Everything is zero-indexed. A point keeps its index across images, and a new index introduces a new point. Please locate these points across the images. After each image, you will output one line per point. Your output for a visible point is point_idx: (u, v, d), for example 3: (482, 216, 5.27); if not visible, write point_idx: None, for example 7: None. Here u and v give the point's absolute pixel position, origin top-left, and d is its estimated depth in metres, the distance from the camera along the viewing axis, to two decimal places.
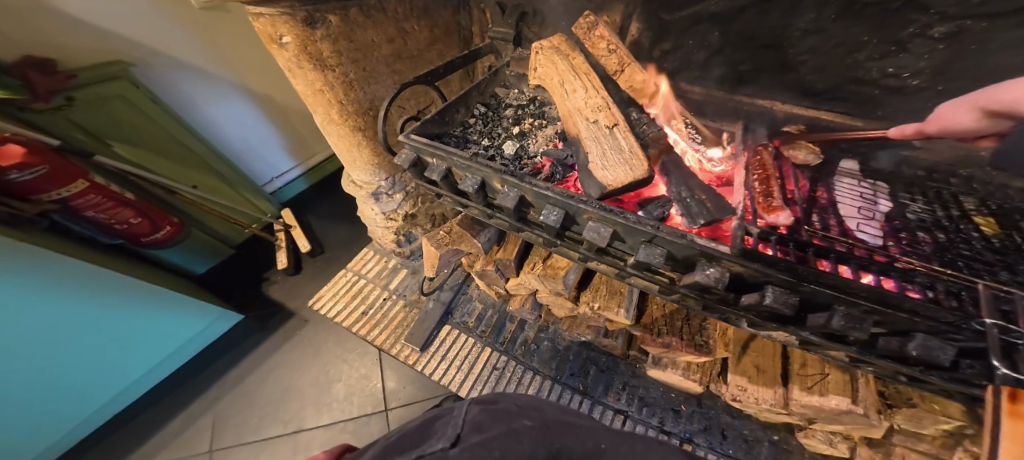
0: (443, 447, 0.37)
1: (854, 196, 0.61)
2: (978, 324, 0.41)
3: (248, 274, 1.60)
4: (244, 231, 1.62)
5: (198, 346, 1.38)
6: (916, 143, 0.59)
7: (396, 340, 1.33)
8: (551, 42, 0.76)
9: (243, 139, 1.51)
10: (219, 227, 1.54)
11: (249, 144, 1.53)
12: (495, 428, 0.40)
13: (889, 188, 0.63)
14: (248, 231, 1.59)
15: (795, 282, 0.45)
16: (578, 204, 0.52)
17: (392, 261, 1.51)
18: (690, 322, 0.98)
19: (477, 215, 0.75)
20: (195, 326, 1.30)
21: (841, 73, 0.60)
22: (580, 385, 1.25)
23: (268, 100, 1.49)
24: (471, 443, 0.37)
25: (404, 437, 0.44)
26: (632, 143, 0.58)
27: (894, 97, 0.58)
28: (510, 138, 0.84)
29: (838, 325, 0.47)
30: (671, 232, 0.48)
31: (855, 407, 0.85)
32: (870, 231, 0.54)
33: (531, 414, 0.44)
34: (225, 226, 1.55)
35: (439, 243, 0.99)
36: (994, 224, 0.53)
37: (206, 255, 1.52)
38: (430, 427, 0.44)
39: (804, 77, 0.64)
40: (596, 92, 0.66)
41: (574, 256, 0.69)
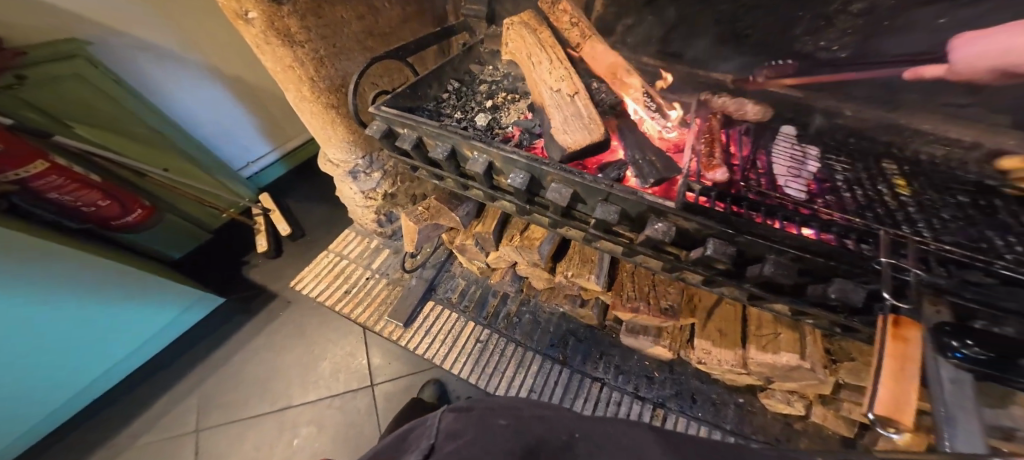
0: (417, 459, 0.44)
1: (788, 157, 0.66)
2: (877, 263, 0.45)
3: (228, 258, 1.59)
4: (220, 216, 1.59)
5: (180, 329, 1.38)
6: (847, 111, 0.65)
7: (380, 316, 1.37)
8: (520, 17, 0.77)
9: (214, 122, 1.47)
10: (194, 211, 1.52)
11: (221, 127, 1.50)
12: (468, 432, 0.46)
13: (819, 151, 0.68)
14: (225, 215, 1.57)
15: (732, 233, 0.49)
16: (541, 165, 0.55)
17: (374, 241, 1.53)
18: (657, 287, 1.05)
19: (451, 186, 0.78)
20: (172, 310, 1.29)
21: (783, 48, 0.65)
22: (560, 355, 1.32)
23: (239, 82, 1.45)
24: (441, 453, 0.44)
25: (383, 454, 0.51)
26: (591, 110, 0.62)
27: (826, 69, 0.63)
28: (483, 111, 0.86)
29: (769, 273, 0.52)
30: (623, 190, 0.51)
31: (804, 363, 0.94)
32: (796, 187, 0.60)
33: (508, 410, 0.49)
34: (201, 211, 1.53)
35: (417, 219, 1.02)
36: (908, 184, 0.59)
37: (181, 239, 1.50)
38: (406, 442, 0.51)
39: (750, 52, 0.69)
40: (560, 63, 0.69)
41: (545, 222, 0.73)
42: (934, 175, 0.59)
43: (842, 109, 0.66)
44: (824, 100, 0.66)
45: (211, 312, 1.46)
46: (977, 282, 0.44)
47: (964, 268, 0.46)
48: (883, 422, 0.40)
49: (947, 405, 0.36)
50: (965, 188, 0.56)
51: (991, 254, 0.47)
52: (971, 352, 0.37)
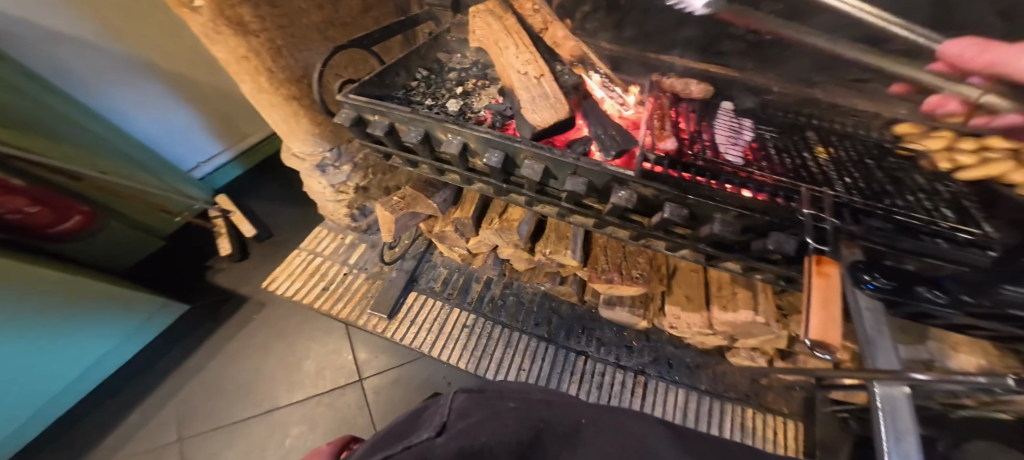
0: (429, 435, 0.35)
1: (727, 127, 0.73)
2: (802, 214, 0.52)
3: (187, 265, 1.51)
4: (173, 220, 1.52)
5: (145, 340, 1.30)
6: (774, 88, 0.74)
7: (362, 310, 1.37)
8: (485, 5, 0.79)
9: (153, 120, 1.37)
10: (141, 216, 1.42)
11: (162, 125, 1.40)
12: (477, 413, 0.41)
13: (754, 123, 0.76)
14: (180, 218, 1.50)
15: (681, 195, 0.56)
16: (514, 143, 0.59)
17: (348, 237, 1.52)
18: (627, 258, 1.13)
19: (427, 172, 0.80)
20: (131, 321, 1.22)
21: (719, 32, 0.70)
22: (545, 333, 1.38)
23: (179, 78, 1.35)
24: (458, 429, 0.37)
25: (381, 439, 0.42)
26: (557, 90, 0.65)
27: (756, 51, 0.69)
28: (453, 98, 0.88)
29: (717, 230, 0.59)
30: (589, 162, 0.56)
31: (758, 316, 1.06)
32: (735, 153, 0.67)
33: (515, 397, 0.47)
34: (149, 215, 1.44)
35: (394, 209, 1.02)
36: (827, 151, 0.69)
37: (127, 246, 1.40)
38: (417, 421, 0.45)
39: (691, 36, 0.75)
40: (526, 48, 0.73)
41: (522, 201, 0.77)
42: (843, 144, 0.70)
43: (771, 86, 0.74)
44: (757, 79, 0.74)
45: (178, 321, 1.40)
46: (877, 226, 0.53)
47: (870, 215, 0.55)
48: (817, 344, 0.45)
49: (868, 331, 0.44)
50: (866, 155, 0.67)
51: (888, 204, 0.56)
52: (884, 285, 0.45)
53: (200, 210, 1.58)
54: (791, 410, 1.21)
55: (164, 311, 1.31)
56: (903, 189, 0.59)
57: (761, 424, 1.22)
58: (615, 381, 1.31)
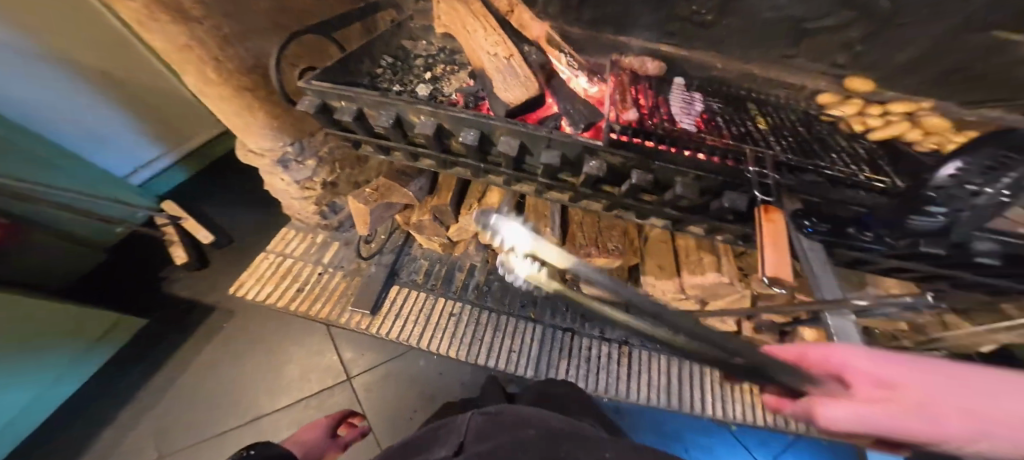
0: (447, 454, 0.52)
1: (681, 103, 0.75)
2: (748, 173, 0.56)
3: (135, 276, 1.41)
4: (116, 231, 1.39)
5: (93, 365, 1.19)
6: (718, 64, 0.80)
7: (343, 308, 1.34)
8: None
9: (71, 120, 1.22)
10: (75, 226, 1.27)
11: (83, 125, 1.25)
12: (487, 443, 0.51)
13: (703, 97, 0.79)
14: (123, 227, 1.39)
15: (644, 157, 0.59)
16: (489, 121, 0.60)
17: (320, 236, 1.47)
18: (603, 232, 1.18)
19: (400, 159, 0.79)
20: (78, 343, 1.12)
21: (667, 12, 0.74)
22: (531, 314, 1.42)
23: (99, 73, 1.20)
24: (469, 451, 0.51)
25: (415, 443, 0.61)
26: (527, 69, 0.67)
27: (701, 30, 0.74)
28: (423, 83, 0.87)
29: (680, 192, 0.63)
30: (561, 134, 0.59)
31: (723, 276, 1.14)
32: (689, 122, 0.70)
33: (534, 424, 0.55)
34: (85, 225, 1.30)
35: (369, 201, 1.01)
36: (767, 120, 0.74)
37: (61, 262, 1.26)
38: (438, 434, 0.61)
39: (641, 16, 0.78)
40: (494, 30, 0.73)
41: (501, 181, 0.79)
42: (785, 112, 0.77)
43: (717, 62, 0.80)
44: (703, 56, 0.80)
45: (139, 336, 1.31)
46: (811, 180, 0.58)
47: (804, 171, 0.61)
48: (774, 281, 0.50)
49: (815, 267, 0.48)
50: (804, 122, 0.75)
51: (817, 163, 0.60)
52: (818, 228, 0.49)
53: (146, 217, 1.47)
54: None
55: (115, 329, 1.21)
56: (833, 153, 0.66)
57: (734, 379, 1.34)
58: (601, 354, 1.38)
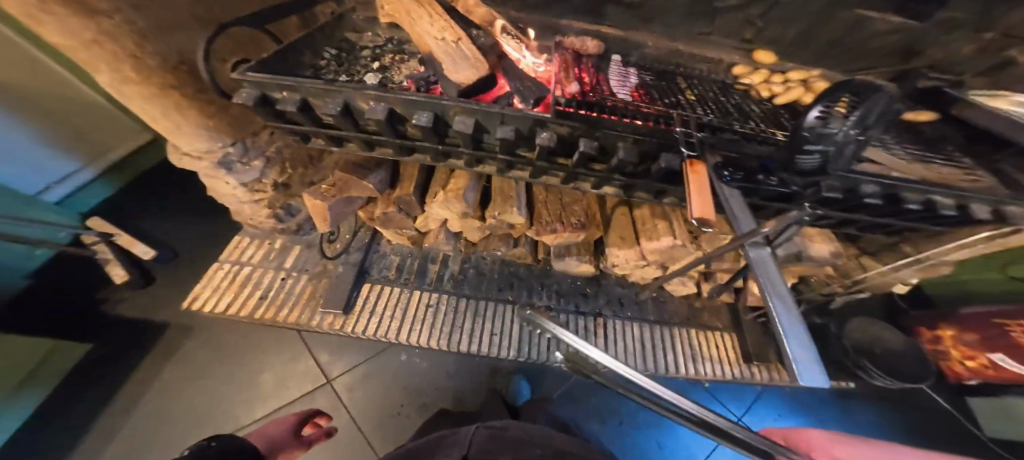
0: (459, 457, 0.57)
1: (617, 75, 0.82)
2: (676, 133, 0.62)
3: (66, 301, 1.27)
4: (35, 251, 1.25)
5: (22, 413, 1.05)
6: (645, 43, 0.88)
7: (314, 312, 1.30)
8: None
9: None
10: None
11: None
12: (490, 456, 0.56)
13: (636, 71, 0.86)
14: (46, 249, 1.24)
15: (590, 123, 0.64)
16: (442, 101, 0.61)
17: (278, 241, 1.41)
18: (565, 208, 1.24)
19: (354, 148, 0.78)
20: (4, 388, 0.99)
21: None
22: (509, 296, 1.47)
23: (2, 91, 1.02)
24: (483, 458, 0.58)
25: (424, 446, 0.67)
26: (475, 51, 0.68)
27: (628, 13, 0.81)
28: (371, 72, 0.86)
29: (623, 156, 0.69)
30: (514, 109, 0.62)
31: (677, 240, 1.22)
32: (623, 92, 0.76)
33: (540, 444, 0.65)
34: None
35: (326, 198, 0.98)
36: (693, 89, 0.82)
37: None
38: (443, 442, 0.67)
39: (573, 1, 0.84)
40: (439, 16, 0.73)
41: (463, 164, 0.81)
42: (709, 83, 0.86)
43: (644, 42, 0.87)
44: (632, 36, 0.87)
45: (79, 364, 1.19)
46: (728, 138, 0.64)
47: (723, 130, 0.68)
48: (701, 221, 0.46)
49: (732, 206, 0.53)
50: (729, 91, 0.84)
51: (733, 124, 0.68)
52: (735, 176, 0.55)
53: (71, 237, 1.33)
54: (724, 323, 1.50)
55: (48, 361, 1.09)
56: (750, 119, 0.73)
57: (700, 337, 1.48)
58: (578, 327, 1.46)
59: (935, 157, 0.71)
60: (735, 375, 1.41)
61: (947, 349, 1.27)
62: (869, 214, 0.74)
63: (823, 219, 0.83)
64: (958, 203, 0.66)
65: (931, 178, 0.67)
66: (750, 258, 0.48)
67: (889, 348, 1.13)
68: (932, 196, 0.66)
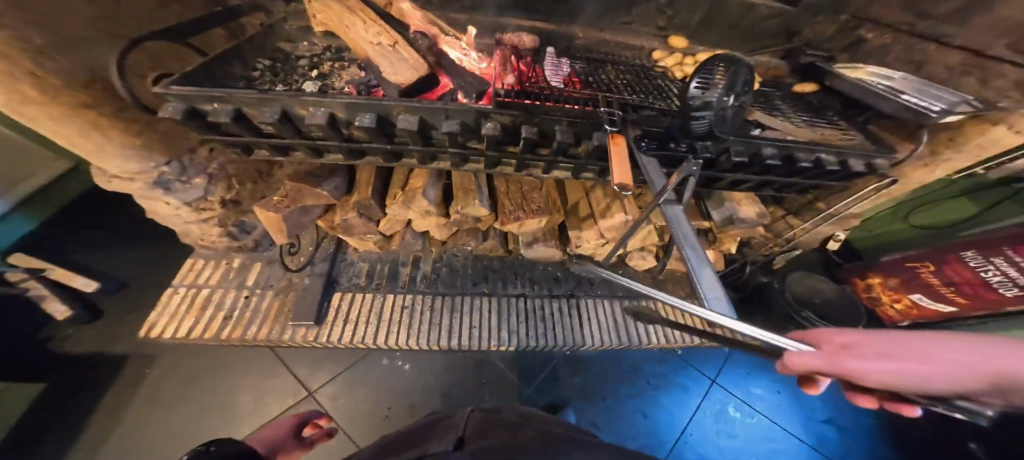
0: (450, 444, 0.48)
1: (551, 65, 0.88)
2: (600, 112, 0.69)
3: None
4: None
5: None
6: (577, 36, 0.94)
7: (284, 327, 1.27)
8: None
9: None
10: None
11: None
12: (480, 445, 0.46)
13: (570, 60, 0.92)
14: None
15: (527, 112, 0.70)
16: (384, 102, 0.63)
17: (236, 260, 1.36)
18: (526, 197, 1.29)
19: (302, 156, 0.78)
20: None
21: None
22: (484, 289, 1.51)
23: None
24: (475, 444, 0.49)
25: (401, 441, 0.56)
26: (412, 53, 0.71)
27: None
28: (309, 80, 0.85)
29: (562, 139, 0.76)
30: (456, 104, 0.66)
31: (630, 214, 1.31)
32: (556, 80, 0.83)
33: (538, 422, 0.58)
34: None
35: (280, 209, 0.97)
36: (621, 74, 0.90)
37: None
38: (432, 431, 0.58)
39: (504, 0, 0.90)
40: (374, 22, 0.74)
41: (416, 161, 0.83)
42: (636, 67, 0.94)
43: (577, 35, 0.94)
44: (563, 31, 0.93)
45: (28, 409, 1.12)
46: (647, 115, 0.73)
47: (645, 107, 0.77)
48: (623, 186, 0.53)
49: (648, 168, 0.62)
50: (654, 73, 0.93)
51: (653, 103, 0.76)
52: (649, 145, 0.63)
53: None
54: (687, 291, 1.64)
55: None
56: (671, 98, 0.82)
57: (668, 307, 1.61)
58: (553, 310, 1.54)
59: (818, 120, 0.83)
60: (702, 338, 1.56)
61: (878, 295, 1.40)
62: (774, 175, 0.86)
63: (745, 183, 0.95)
64: (839, 159, 0.78)
65: (817, 139, 0.79)
66: (664, 214, 0.56)
67: (819, 294, 1.30)
68: (819, 155, 0.77)
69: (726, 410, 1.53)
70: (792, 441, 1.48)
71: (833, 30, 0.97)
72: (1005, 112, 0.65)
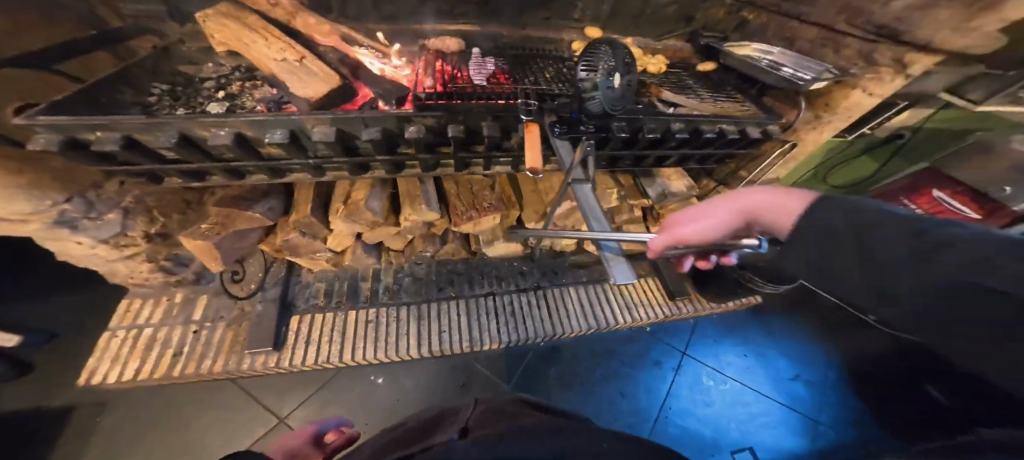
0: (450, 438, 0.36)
1: (475, 65, 0.90)
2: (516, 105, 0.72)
3: None
4: None
5: None
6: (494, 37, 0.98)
7: (241, 357, 1.22)
8: (214, 9, 0.76)
9: None
10: None
11: None
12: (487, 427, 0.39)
13: (495, 59, 0.94)
14: None
15: (447, 111, 0.72)
16: (294, 117, 0.63)
17: (178, 294, 1.29)
18: (477, 196, 1.31)
19: (220, 179, 0.77)
20: None
21: None
22: (451, 293, 1.50)
23: None
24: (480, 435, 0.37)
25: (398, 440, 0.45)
26: (323, 67, 0.70)
27: None
28: (215, 102, 0.83)
29: (489, 134, 0.77)
30: (372, 112, 0.67)
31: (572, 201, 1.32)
32: (478, 78, 0.85)
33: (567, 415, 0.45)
34: None
35: (210, 237, 0.94)
36: (544, 69, 0.93)
37: None
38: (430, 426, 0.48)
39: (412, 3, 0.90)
40: (275, 38, 0.74)
41: (348, 172, 0.83)
42: (552, 60, 0.98)
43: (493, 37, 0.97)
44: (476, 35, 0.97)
45: None
46: (563, 103, 0.76)
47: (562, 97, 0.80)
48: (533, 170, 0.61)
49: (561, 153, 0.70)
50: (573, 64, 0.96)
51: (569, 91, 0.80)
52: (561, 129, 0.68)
53: None
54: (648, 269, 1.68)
55: None
56: None
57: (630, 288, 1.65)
58: (523, 304, 1.56)
59: (712, 94, 0.96)
60: (666, 313, 1.59)
61: None
62: (689, 146, 0.96)
63: (666, 158, 1.05)
64: (738, 128, 0.89)
65: (717, 113, 0.90)
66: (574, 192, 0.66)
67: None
68: (721, 126, 0.88)
69: (701, 380, 1.62)
70: (767, 402, 1.58)
71: (722, 14, 1.04)
72: (856, 78, 0.80)
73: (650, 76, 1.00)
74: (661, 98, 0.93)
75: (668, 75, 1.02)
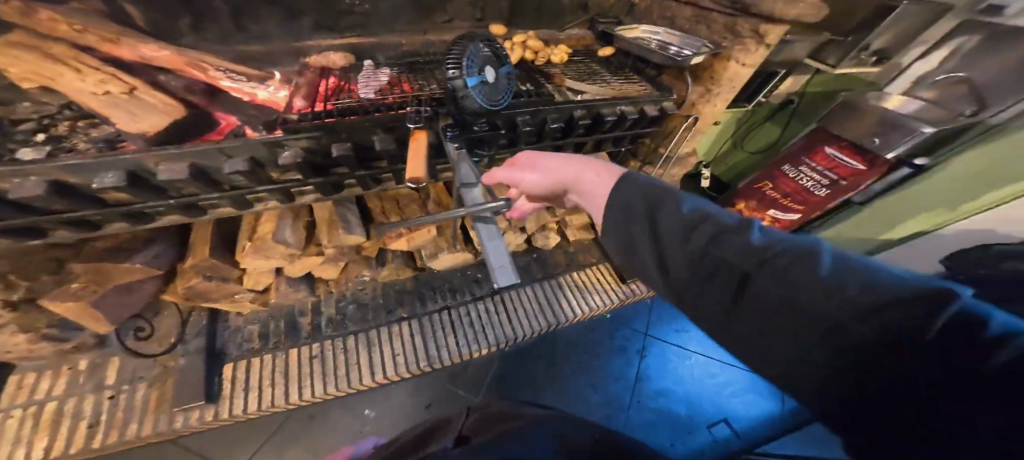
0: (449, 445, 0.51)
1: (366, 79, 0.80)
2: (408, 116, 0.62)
3: None
4: None
5: None
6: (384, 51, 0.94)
7: (169, 415, 1.09)
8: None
9: None
10: None
11: None
12: (482, 435, 0.50)
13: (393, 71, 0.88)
14: None
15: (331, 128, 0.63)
16: (126, 157, 0.56)
17: (77, 362, 1.10)
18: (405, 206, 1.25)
19: (64, 237, 0.67)
20: None
21: None
22: (402, 313, 1.39)
23: None
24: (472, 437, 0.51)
25: (407, 445, 0.63)
26: (162, 97, 0.66)
27: None
28: (32, 147, 0.72)
29: (383, 149, 0.70)
30: (229, 141, 0.61)
31: None
32: (368, 90, 0.75)
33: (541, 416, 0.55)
34: None
35: (85, 296, 0.86)
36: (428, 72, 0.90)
37: None
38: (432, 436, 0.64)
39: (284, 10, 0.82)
40: (99, 71, 0.62)
41: (231, 208, 0.77)
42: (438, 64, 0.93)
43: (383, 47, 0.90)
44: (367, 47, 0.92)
45: None
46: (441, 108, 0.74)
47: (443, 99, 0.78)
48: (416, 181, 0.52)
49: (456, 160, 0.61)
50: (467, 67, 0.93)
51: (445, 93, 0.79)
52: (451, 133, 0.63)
53: None
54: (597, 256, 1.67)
55: None
56: None
57: (584, 278, 1.62)
58: (480, 312, 1.48)
59: (612, 78, 0.96)
60: (621, 297, 1.61)
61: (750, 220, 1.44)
62: (603, 133, 0.96)
63: (581, 147, 1.06)
64: (636, 108, 0.92)
65: (620, 96, 0.91)
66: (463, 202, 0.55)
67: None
68: (620, 108, 0.91)
69: (667, 358, 1.66)
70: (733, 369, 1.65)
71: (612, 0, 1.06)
72: (728, 50, 0.85)
73: (553, 68, 0.99)
74: (564, 88, 0.92)
75: (572, 64, 1.01)
